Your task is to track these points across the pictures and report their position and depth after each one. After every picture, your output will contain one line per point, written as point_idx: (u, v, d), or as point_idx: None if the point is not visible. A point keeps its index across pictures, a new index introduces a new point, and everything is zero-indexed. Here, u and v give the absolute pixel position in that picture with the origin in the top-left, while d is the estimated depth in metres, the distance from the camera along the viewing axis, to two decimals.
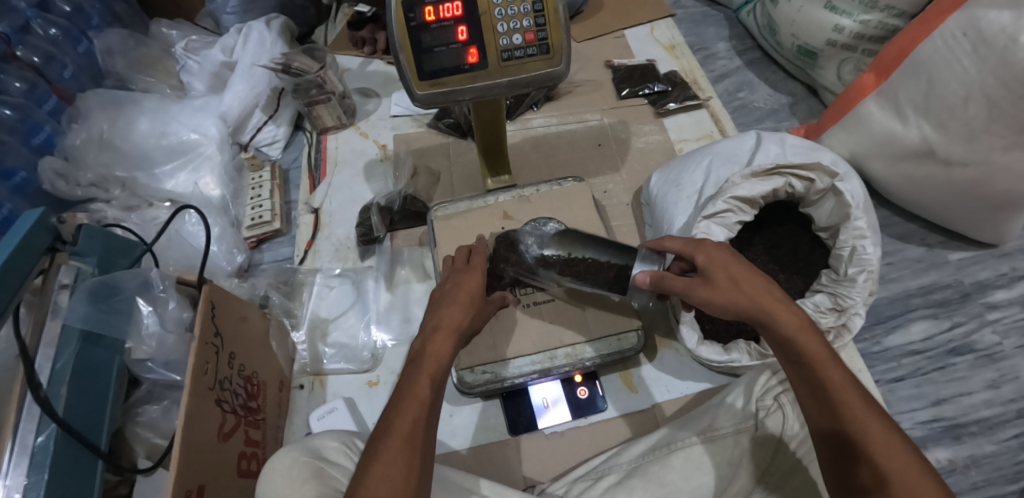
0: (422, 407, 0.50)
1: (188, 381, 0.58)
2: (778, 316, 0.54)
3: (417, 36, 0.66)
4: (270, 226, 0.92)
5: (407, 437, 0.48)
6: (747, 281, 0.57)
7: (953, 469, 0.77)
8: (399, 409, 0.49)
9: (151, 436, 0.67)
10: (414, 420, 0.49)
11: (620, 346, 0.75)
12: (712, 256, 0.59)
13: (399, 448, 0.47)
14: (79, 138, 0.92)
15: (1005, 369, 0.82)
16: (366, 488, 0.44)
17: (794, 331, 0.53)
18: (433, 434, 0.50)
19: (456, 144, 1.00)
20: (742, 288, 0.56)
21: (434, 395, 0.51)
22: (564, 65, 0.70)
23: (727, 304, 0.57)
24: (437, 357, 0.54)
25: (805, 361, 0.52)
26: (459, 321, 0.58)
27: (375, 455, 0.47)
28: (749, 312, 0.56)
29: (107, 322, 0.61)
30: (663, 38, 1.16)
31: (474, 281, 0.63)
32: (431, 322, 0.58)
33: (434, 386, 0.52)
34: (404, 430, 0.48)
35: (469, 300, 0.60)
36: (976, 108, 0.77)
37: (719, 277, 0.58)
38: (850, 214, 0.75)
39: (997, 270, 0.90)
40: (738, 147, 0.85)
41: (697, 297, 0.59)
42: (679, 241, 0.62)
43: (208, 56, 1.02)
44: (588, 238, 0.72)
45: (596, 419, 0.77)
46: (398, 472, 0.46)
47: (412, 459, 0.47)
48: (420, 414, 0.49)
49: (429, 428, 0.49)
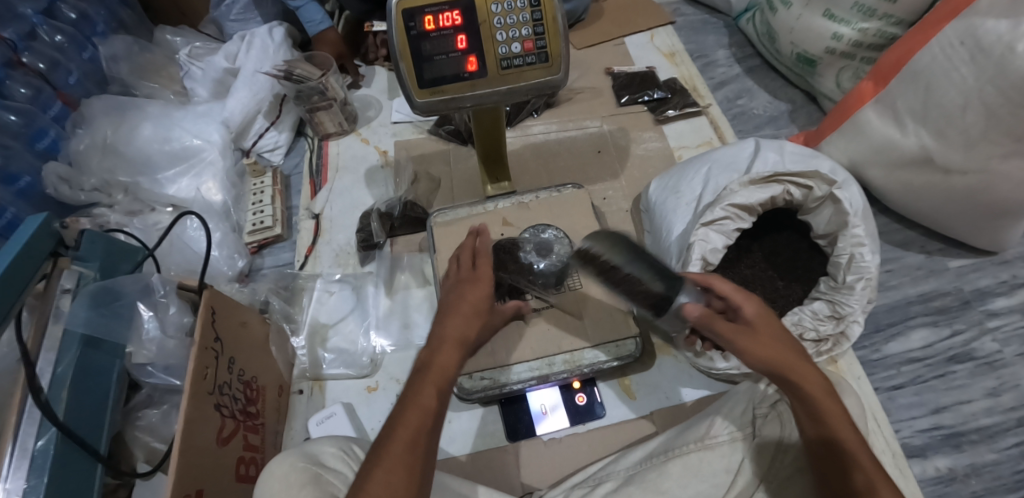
0: (422, 417, 0.50)
1: (187, 385, 0.59)
2: (808, 378, 0.55)
3: (417, 44, 0.66)
4: (271, 231, 0.92)
5: (412, 445, 0.48)
6: (784, 340, 0.57)
7: (953, 477, 0.77)
8: (402, 420, 0.50)
9: (151, 441, 0.67)
10: (413, 430, 0.49)
11: (619, 353, 0.75)
12: (759, 309, 0.58)
13: (393, 462, 0.47)
14: (83, 144, 0.93)
15: (1006, 377, 0.82)
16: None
17: (818, 392, 0.55)
18: (437, 433, 0.51)
19: (456, 151, 1.01)
20: (783, 348, 0.56)
21: (442, 405, 0.52)
22: (563, 73, 0.70)
23: (767, 359, 0.56)
24: (444, 368, 0.54)
25: (827, 420, 0.53)
26: (466, 336, 0.57)
27: (376, 464, 0.47)
28: (781, 370, 0.55)
29: (107, 326, 0.61)
30: (663, 45, 1.17)
31: (476, 292, 0.61)
32: (436, 339, 0.57)
33: (439, 395, 0.52)
34: (405, 437, 0.49)
35: (475, 310, 0.59)
36: (974, 116, 0.77)
37: (760, 331, 0.57)
38: (848, 222, 0.75)
39: (996, 278, 0.90)
40: (736, 154, 0.85)
41: (737, 344, 0.57)
42: (731, 285, 0.60)
43: (212, 63, 1.03)
44: (630, 251, 0.60)
45: (594, 425, 0.77)
46: (399, 482, 0.46)
47: (414, 468, 0.47)
48: (420, 425, 0.49)
49: (432, 434, 0.50)
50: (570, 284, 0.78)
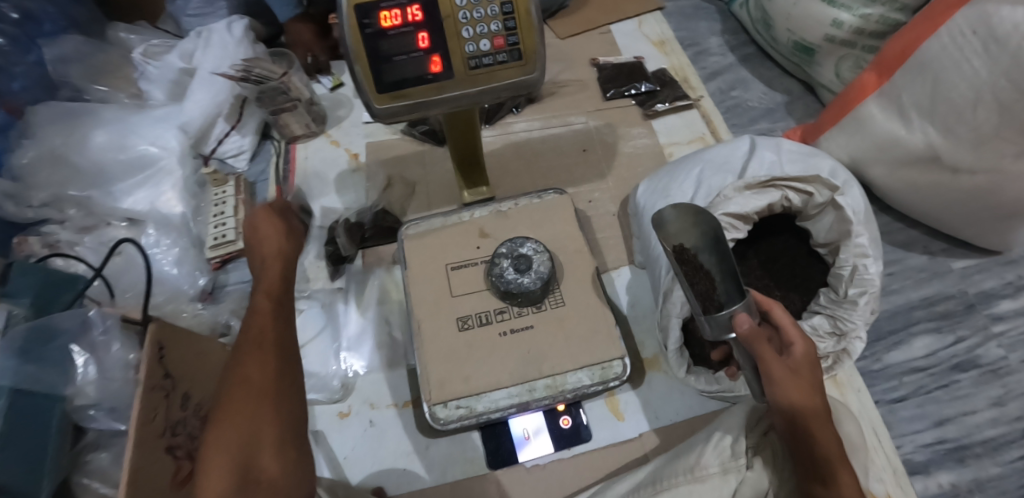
0: (268, 319, 0.54)
1: (133, 431, 0.53)
2: (825, 430, 0.53)
3: (374, 44, 0.60)
4: (234, 245, 0.85)
5: (269, 345, 0.52)
6: (817, 391, 0.55)
7: (957, 494, 0.73)
8: (252, 323, 0.53)
9: (101, 487, 0.60)
10: (266, 329, 0.53)
11: (607, 375, 0.68)
12: (807, 353, 0.56)
13: (254, 353, 0.51)
14: (28, 156, 0.86)
15: (1011, 386, 0.79)
16: (233, 402, 0.48)
17: (832, 447, 0.52)
18: (290, 335, 0.54)
19: (432, 152, 0.95)
20: (815, 396, 0.54)
21: (281, 312, 0.55)
22: (539, 72, 0.64)
23: (797, 400, 0.53)
24: (269, 292, 0.56)
25: (830, 468, 0.52)
26: (282, 279, 0.58)
27: (244, 358, 0.50)
28: (808, 415, 0.53)
29: (36, 375, 0.56)
30: (652, 33, 1.10)
31: (276, 245, 0.60)
32: (259, 285, 0.57)
33: (273, 301, 0.56)
34: (266, 336, 0.52)
35: (279, 257, 0.60)
36: (985, 112, 0.71)
37: (796, 371, 0.54)
38: (851, 231, 0.69)
39: (1001, 280, 0.86)
40: (731, 154, 0.79)
41: (774, 374, 0.53)
42: (790, 320, 0.57)
43: (167, 63, 0.96)
44: (710, 241, 0.58)
45: (581, 450, 0.72)
46: (264, 377, 0.50)
47: (279, 369, 0.51)
48: (271, 324, 0.53)
49: (281, 331, 0.54)
50: (551, 301, 0.72)
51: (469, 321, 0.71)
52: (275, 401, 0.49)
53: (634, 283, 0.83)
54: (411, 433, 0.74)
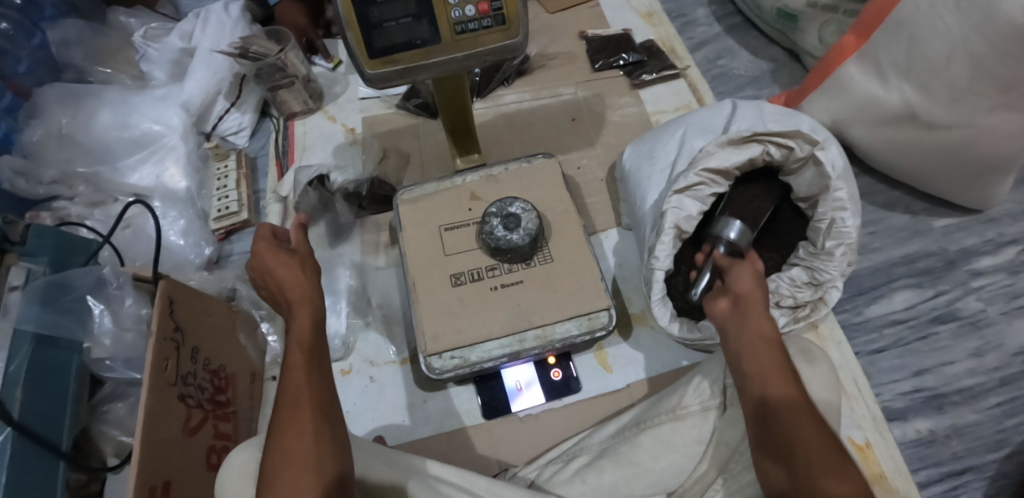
0: (302, 377, 0.50)
1: (147, 377, 0.57)
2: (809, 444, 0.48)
3: (364, 11, 0.62)
4: (238, 216, 0.90)
5: (307, 407, 0.49)
6: (778, 360, 0.53)
7: (933, 439, 0.75)
8: (287, 382, 0.50)
9: (119, 434, 0.67)
10: (301, 392, 0.49)
11: (593, 325, 0.72)
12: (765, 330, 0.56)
13: (294, 422, 0.48)
14: (36, 135, 0.91)
15: (989, 338, 0.81)
16: (281, 478, 0.45)
17: (844, 471, 0.46)
18: (326, 391, 0.51)
19: (426, 125, 0.98)
20: (773, 360, 0.53)
21: (316, 364, 0.52)
22: (522, 36, 0.67)
23: (751, 341, 0.55)
24: (302, 344, 0.52)
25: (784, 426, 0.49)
26: (313, 323, 0.54)
27: (283, 429, 0.48)
28: (798, 431, 0.48)
29: (57, 323, 0.61)
30: (640, 6, 1.12)
31: (299, 284, 0.56)
32: (292, 336, 0.53)
33: (308, 351, 0.52)
34: (303, 396, 0.49)
35: (308, 299, 0.55)
36: (959, 68, 0.73)
37: (766, 311, 0.57)
38: (830, 185, 0.71)
39: (982, 237, 0.88)
40: (713, 117, 0.82)
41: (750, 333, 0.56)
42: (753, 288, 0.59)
43: (167, 44, 1.00)
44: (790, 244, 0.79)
45: (571, 400, 0.76)
46: (306, 445, 0.47)
47: (318, 431, 0.48)
48: (304, 385, 0.50)
49: (317, 390, 0.50)
50: (539, 257, 0.75)
51: (463, 278, 0.74)
52: (318, 469, 0.46)
53: (621, 245, 0.86)
54: (410, 388, 0.77)
